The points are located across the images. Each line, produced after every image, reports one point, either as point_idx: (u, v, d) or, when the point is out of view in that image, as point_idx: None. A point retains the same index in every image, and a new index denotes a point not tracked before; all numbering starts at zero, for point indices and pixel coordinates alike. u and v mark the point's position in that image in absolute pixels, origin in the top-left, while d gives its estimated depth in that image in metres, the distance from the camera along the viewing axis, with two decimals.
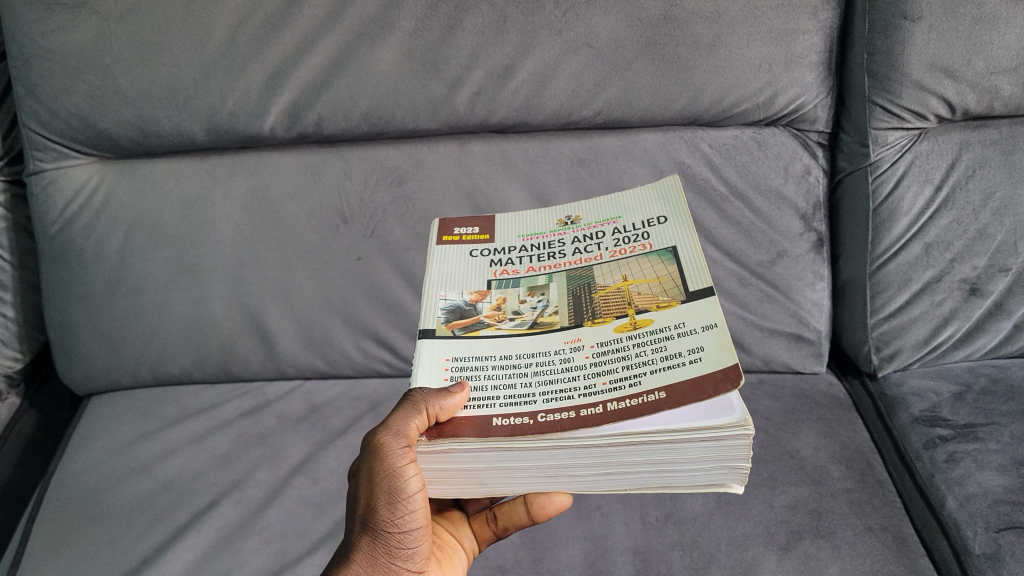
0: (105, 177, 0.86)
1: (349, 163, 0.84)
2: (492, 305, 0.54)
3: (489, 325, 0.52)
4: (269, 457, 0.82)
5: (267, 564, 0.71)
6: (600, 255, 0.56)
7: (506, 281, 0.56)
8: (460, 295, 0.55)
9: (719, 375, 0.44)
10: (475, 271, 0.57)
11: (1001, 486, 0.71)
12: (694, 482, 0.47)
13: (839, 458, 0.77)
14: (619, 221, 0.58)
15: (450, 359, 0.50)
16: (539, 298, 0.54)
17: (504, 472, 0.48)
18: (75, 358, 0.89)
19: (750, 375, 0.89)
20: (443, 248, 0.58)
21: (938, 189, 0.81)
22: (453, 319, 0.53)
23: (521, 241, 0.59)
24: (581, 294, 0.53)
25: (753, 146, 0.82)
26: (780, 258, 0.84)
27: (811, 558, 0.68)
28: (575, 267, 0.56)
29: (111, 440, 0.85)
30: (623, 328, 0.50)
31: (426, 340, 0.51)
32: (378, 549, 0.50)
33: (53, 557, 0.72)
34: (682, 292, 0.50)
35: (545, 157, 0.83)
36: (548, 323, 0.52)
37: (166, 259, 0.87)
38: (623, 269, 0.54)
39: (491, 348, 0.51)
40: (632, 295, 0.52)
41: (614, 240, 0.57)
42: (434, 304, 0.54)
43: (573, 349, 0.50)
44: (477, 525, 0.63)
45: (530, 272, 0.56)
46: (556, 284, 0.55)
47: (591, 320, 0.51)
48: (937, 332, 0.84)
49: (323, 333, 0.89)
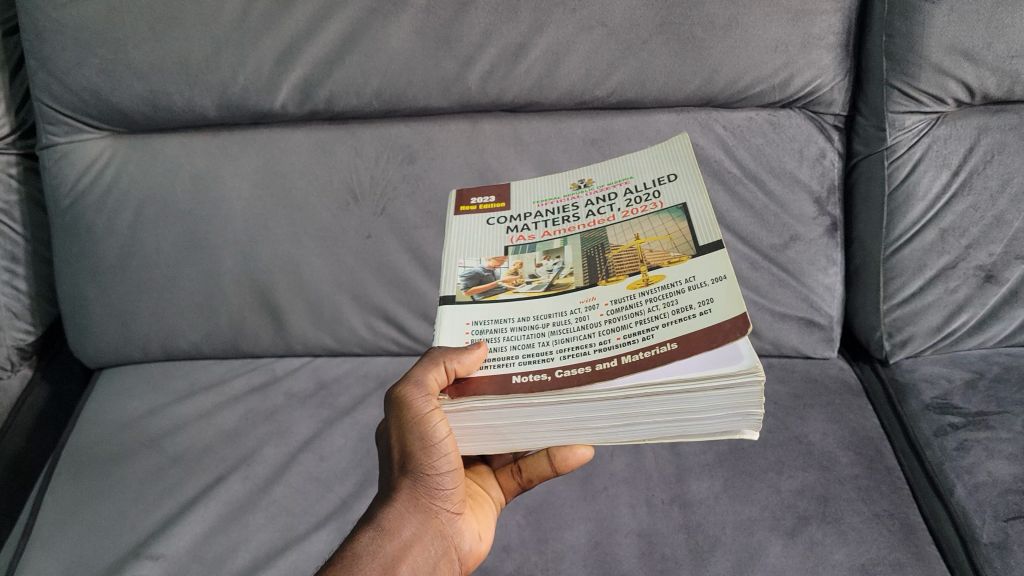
0: (117, 152, 0.86)
1: (361, 141, 0.84)
2: (510, 270, 0.53)
3: (506, 289, 0.52)
4: (277, 433, 0.83)
5: (274, 539, 0.71)
6: (612, 216, 0.55)
7: (522, 247, 0.55)
8: (477, 262, 0.54)
9: (728, 326, 0.44)
10: (491, 239, 0.56)
11: (1012, 475, 0.71)
12: (710, 429, 0.47)
13: (848, 444, 0.77)
14: (631, 181, 0.57)
15: (470, 323, 0.51)
16: (555, 261, 0.53)
17: (526, 429, 0.48)
18: (86, 331, 0.90)
19: (760, 360, 0.89)
20: (460, 219, 0.58)
21: (955, 174, 0.80)
22: (473, 285, 0.53)
23: (536, 206, 0.58)
24: (594, 255, 0.53)
25: (768, 128, 0.81)
26: (793, 241, 0.83)
27: (816, 543, 0.67)
28: (589, 229, 0.55)
29: (122, 414, 0.86)
30: (635, 285, 0.49)
31: (446, 306, 0.52)
32: (419, 490, 0.51)
33: (64, 529, 0.73)
34: (691, 246, 0.50)
35: (557, 137, 0.83)
36: (564, 284, 0.51)
37: (177, 234, 0.87)
38: (635, 228, 0.53)
39: (510, 311, 0.51)
40: (644, 252, 0.51)
41: (626, 200, 0.56)
42: (453, 272, 0.54)
43: (588, 308, 0.50)
44: (502, 477, 0.62)
45: (546, 236, 0.55)
46: (571, 246, 0.54)
47: (605, 279, 0.51)
48: (951, 320, 0.83)
49: (333, 311, 0.89)
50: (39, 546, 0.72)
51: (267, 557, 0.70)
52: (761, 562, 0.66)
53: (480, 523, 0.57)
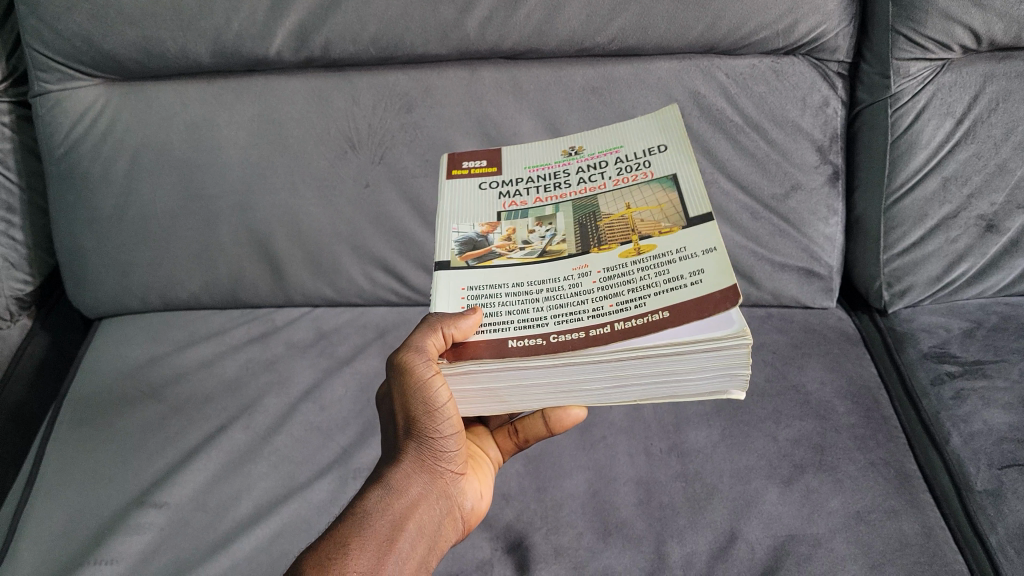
0: (110, 99, 0.84)
1: (357, 89, 0.83)
2: (503, 236, 0.53)
3: (500, 255, 0.52)
4: (277, 382, 0.83)
5: (276, 488, 0.72)
6: (603, 184, 0.55)
7: (515, 213, 0.55)
8: (471, 228, 0.54)
9: (718, 296, 0.44)
10: (483, 203, 0.56)
11: (1008, 423, 0.72)
12: (698, 391, 0.48)
13: (845, 393, 0.78)
14: (622, 150, 0.57)
15: (465, 289, 0.51)
16: (547, 227, 0.53)
17: (521, 391, 0.49)
18: (85, 281, 0.90)
19: (759, 310, 0.89)
20: (452, 182, 0.57)
21: (959, 123, 0.79)
22: (466, 251, 0.52)
23: (528, 172, 0.57)
24: (586, 223, 0.53)
25: (771, 76, 0.80)
26: (795, 191, 0.83)
27: (812, 491, 0.68)
28: (580, 197, 0.55)
29: (123, 363, 0.86)
30: (627, 254, 0.49)
31: (441, 272, 0.51)
32: (423, 451, 0.51)
33: (68, 478, 0.74)
34: (682, 217, 0.50)
35: (557, 85, 0.81)
36: (556, 252, 0.51)
37: (173, 184, 0.86)
38: (626, 197, 0.53)
39: (504, 277, 0.51)
40: (636, 222, 0.51)
41: (617, 169, 0.56)
42: (448, 237, 0.53)
43: (580, 275, 0.49)
44: (500, 437, 0.63)
45: (538, 203, 0.55)
46: (562, 213, 0.54)
47: (597, 247, 0.51)
48: (951, 269, 0.83)
49: (332, 261, 0.89)
50: (44, 496, 0.73)
51: (270, 504, 0.70)
52: (757, 510, 0.67)
53: (481, 483, 0.58)
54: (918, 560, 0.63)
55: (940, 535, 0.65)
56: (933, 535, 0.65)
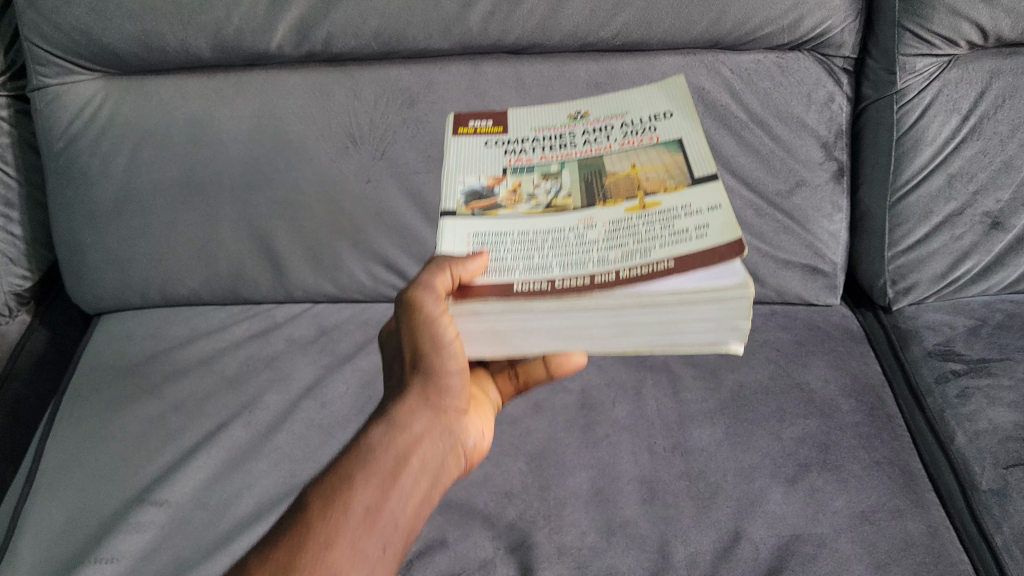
0: (109, 93, 0.84)
1: (359, 84, 0.82)
2: (509, 189, 0.51)
3: (506, 207, 0.51)
4: (279, 379, 0.82)
5: (278, 485, 0.72)
6: (609, 145, 0.53)
7: (521, 169, 0.53)
8: (477, 180, 0.52)
9: (723, 250, 0.43)
10: (489, 159, 0.54)
11: (1013, 422, 0.71)
12: (697, 342, 0.47)
13: (850, 391, 0.77)
14: (627, 116, 0.55)
15: (472, 236, 0.49)
16: (553, 182, 0.51)
17: (522, 332, 0.48)
18: (84, 277, 0.89)
19: (763, 307, 0.88)
20: (458, 139, 0.55)
21: (965, 119, 0.79)
22: (473, 201, 0.51)
23: (533, 132, 0.55)
24: (592, 180, 0.51)
25: (776, 72, 0.79)
26: (799, 187, 0.82)
27: (817, 491, 0.68)
28: (586, 155, 0.53)
29: (122, 360, 0.86)
30: (632, 208, 0.48)
31: (447, 219, 0.50)
32: (427, 388, 0.51)
33: (68, 476, 0.74)
34: (688, 177, 0.49)
35: (560, 80, 0.81)
36: (562, 206, 0.50)
37: (173, 179, 0.85)
38: (632, 156, 0.52)
39: (509, 227, 0.49)
40: (641, 180, 0.50)
41: (623, 132, 0.54)
42: (454, 189, 0.52)
43: (586, 227, 0.48)
44: (501, 380, 0.62)
45: (543, 159, 0.53)
46: (568, 170, 0.52)
47: (603, 202, 0.49)
48: (956, 266, 0.83)
49: (334, 256, 0.88)
50: (43, 493, 0.72)
51: (272, 502, 0.70)
52: (761, 509, 0.67)
53: (482, 421, 0.57)
54: (923, 560, 0.63)
55: (945, 535, 0.64)
56: (938, 535, 0.64)
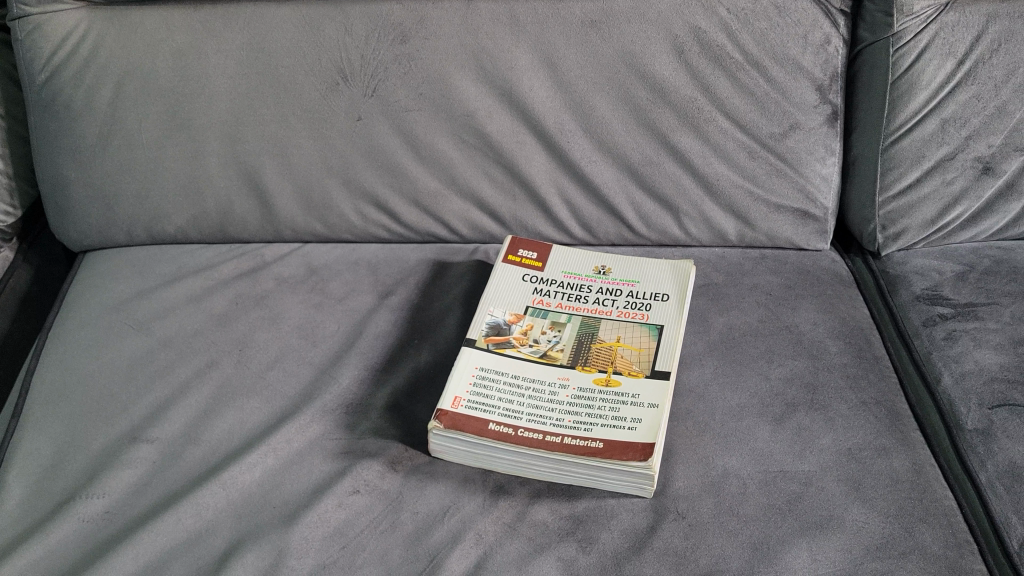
0: (93, 24, 0.82)
1: (350, 19, 0.81)
2: (521, 330, 0.75)
3: (513, 345, 0.73)
4: (268, 318, 0.82)
5: (268, 420, 0.72)
6: (610, 311, 0.77)
7: (538, 311, 0.77)
8: (501, 314, 0.77)
9: None
10: (520, 295, 0.79)
11: (998, 364, 0.73)
12: None
13: (837, 333, 0.78)
14: (636, 285, 0.80)
15: (477, 368, 0.71)
16: (556, 333, 0.75)
17: None
18: (67, 214, 0.87)
19: (753, 251, 0.88)
20: (506, 267, 0.82)
21: (960, 63, 0.79)
22: (491, 334, 0.74)
23: (562, 276, 0.81)
24: (583, 341, 0.74)
25: (773, 13, 0.78)
26: (793, 130, 0.82)
27: (804, 429, 0.69)
28: (588, 315, 0.76)
29: (109, 296, 0.85)
30: (598, 380, 0.70)
31: (468, 347, 0.73)
32: None
33: (54, 411, 0.73)
34: (650, 367, 0.70)
35: (555, 18, 0.79)
36: (553, 357, 0.72)
37: (159, 114, 0.84)
38: (620, 330, 0.74)
39: (507, 368, 0.71)
40: (618, 355, 0.72)
41: (625, 302, 0.78)
42: (484, 318, 0.76)
43: (560, 386, 0.69)
44: None
45: (557, 308, 0.77)
46: (571, 324, 0.76)
47: (581, 366, 0.71)
48: (946, 212, 0.83)
49: (323, 195, 0.87)
50: (29, 428, 0.72)
51: (261, 435, 0.70)
52: (750, 446, 0.67)
53: None
54: (908, 495, 0.64)
55: (930, 472, 0.65)
56: (923, 472, 0.65)
